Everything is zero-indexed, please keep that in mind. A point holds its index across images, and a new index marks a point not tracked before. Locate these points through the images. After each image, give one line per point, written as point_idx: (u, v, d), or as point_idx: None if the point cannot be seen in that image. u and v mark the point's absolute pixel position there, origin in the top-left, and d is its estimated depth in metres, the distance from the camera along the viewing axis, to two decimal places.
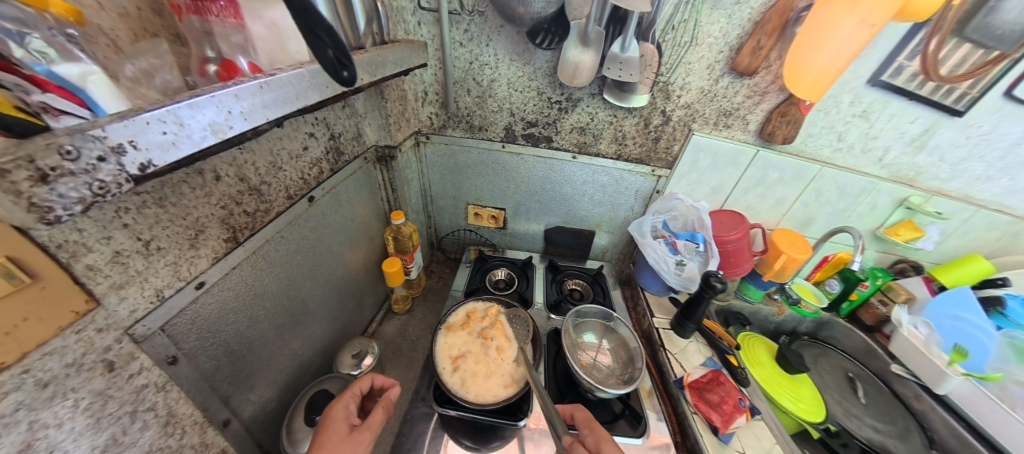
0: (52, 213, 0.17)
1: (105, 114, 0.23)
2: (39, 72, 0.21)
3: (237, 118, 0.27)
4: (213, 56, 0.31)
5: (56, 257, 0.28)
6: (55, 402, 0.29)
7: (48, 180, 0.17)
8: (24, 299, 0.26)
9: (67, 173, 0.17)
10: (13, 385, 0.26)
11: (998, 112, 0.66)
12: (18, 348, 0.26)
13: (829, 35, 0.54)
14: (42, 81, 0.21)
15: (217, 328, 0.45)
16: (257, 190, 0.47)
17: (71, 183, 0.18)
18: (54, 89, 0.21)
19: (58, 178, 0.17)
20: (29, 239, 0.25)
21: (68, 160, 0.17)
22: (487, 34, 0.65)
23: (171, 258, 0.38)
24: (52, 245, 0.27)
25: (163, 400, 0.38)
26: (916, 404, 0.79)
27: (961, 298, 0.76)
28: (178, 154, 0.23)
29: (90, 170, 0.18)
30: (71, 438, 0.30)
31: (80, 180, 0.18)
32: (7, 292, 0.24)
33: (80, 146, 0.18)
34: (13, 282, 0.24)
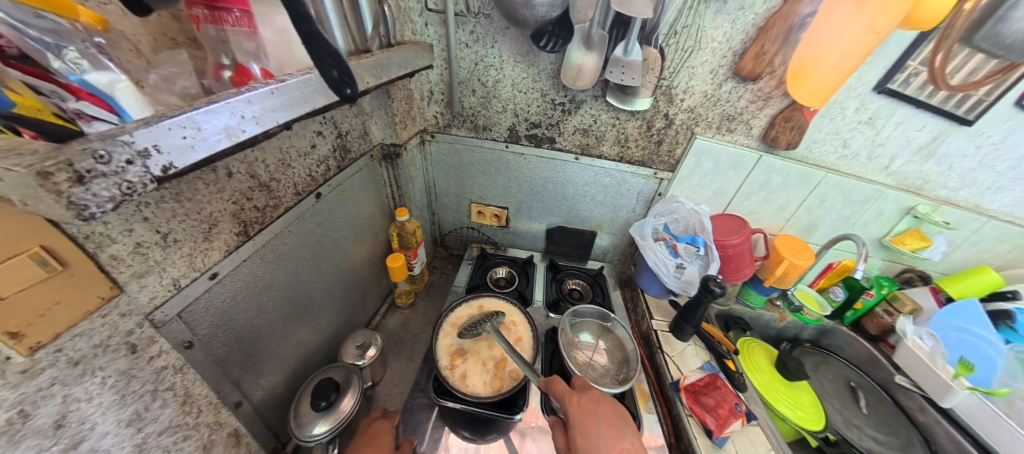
0: (87, 211, 0.19)
1: (131, 118, 0.25)
2: (73, 80, 0.23)
3: (248, 122, 0.28)
4: (228, 63, 0.34)
5: (83, 247, 0.30)
6: (84, 379, 0.32)
7: (84, 181, 0.19)
8: (52, 286, 0.28)
9: (100, 175, 0.19)
10: (46, 363, 0.29)
11: (1010, 121, 0.65)
12: (53, 329, 0.29)
13: (833, 41, 0.53)
14: (75, 89, 0.23)
15: (229, 316, 0.47)
16: (267, 187, 0.49)
17: (103, 184, 0.20)
18: (86, 97, 0.23)
19: (92, 179, 0.19)
20: (58, 229, 0.28)
21: (101, 164, 0.19)
22: (492, 36, 0.66)
23: (187, 249, 0.40)
24: (81, 236, 0.30)
25: (181, 382, 0.41)
26: (920, 416, 0.78)
27: (967, 310, 0.74)
28: (196, 156, 0.25)
29: (119, 172, 0.20)
30: (100, 411, 0.33)
31: (110, 181, 0.20)
32: (38, 278, 0.27)
33: (110, 150, 0.20)
34: (45, 269, 0.27)
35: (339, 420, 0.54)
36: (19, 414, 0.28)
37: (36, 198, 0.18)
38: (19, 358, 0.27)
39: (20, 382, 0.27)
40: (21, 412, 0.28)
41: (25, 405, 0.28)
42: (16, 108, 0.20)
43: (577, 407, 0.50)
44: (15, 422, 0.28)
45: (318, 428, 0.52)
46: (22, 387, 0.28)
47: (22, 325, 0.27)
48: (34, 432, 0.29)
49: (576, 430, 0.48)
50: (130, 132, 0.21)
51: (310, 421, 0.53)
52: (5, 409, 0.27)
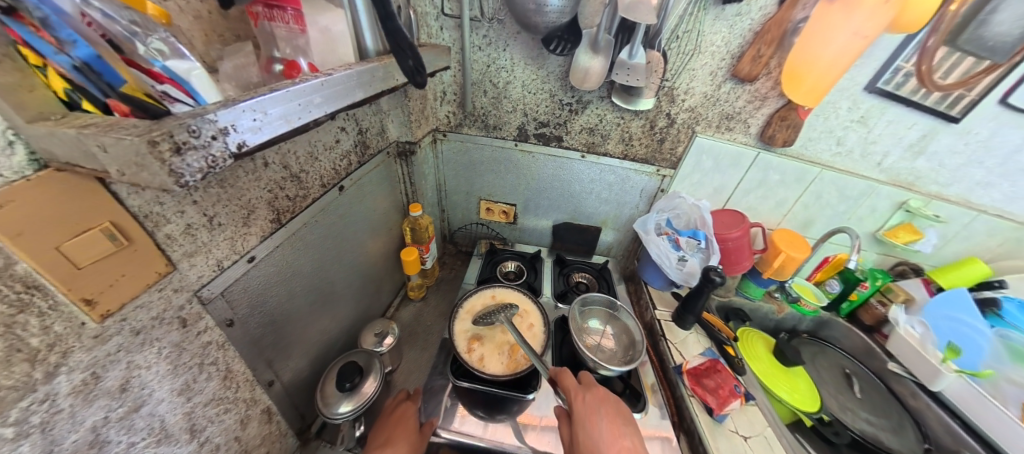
0: (183, 178, 0.23)
1: (205, 102, 0.28)
2: (156, 66, 0.25)
3: (303, 110, 0.32)
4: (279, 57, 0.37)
5: (144, 225, 0.33)
6: (145, 348, 0.35)
7: (181, 152, 0.22)
8: (121, 259, 0.31)
9: (192, 148, 0.22)
10: (113, 331, 0.32)
11: (996, 119, 0.69)
12: (121, 298, 0.32)
13: (826, 44, 0.57)
14: (158, 74, 0.26)
15: (263, 299, 0.50)
16: (297, 178, 0.52)
17: (194, 156, 0.23)
18: (168, 82, 0.26)
19: (187, 150, 0.22)
20: (124, 207, 0.31)
21: (193, 138, 0.22)
22: (504, 40, 0.70)
23: (229, 233, 0.43)
24: (141, 214, 0.33)
25: (223, 357, 0.44)
26: (912, 401, 0.82)
27: (959, 300, 0.79)
28: (261, 137, 0.28)
29: (206, 146, 0.23)
30: (157, 379, 0.36)
31: (199, 154, 0.23)
32: (108, 251, 0.30)
33: (200, 126, 0.23)
34: (113, 242, 0.30)
35: (362, 401, 0.56)
36: (92, 376, 0.31)
37: (142, 165, 0.21)
38: (92, 324, 0.30)
39: (93, 346, 0.31)
40: (94, 374, 0.31)
41: (96, 368, 0.31)
42: (126, 85, 0.25)
43: (581, 403, 0.52)
44: (88, 382, 0.31)
45: (342, 408, 0.55)
46: (95, 351, 0.31)
47: (96, 292, 0.30)
48: (104, 393, 0.32)
49: (580, 425, 0.50)
50: (215, 112, 0.24)
51: (336, 401, 0.56)
52: (81, 370, 0.30)
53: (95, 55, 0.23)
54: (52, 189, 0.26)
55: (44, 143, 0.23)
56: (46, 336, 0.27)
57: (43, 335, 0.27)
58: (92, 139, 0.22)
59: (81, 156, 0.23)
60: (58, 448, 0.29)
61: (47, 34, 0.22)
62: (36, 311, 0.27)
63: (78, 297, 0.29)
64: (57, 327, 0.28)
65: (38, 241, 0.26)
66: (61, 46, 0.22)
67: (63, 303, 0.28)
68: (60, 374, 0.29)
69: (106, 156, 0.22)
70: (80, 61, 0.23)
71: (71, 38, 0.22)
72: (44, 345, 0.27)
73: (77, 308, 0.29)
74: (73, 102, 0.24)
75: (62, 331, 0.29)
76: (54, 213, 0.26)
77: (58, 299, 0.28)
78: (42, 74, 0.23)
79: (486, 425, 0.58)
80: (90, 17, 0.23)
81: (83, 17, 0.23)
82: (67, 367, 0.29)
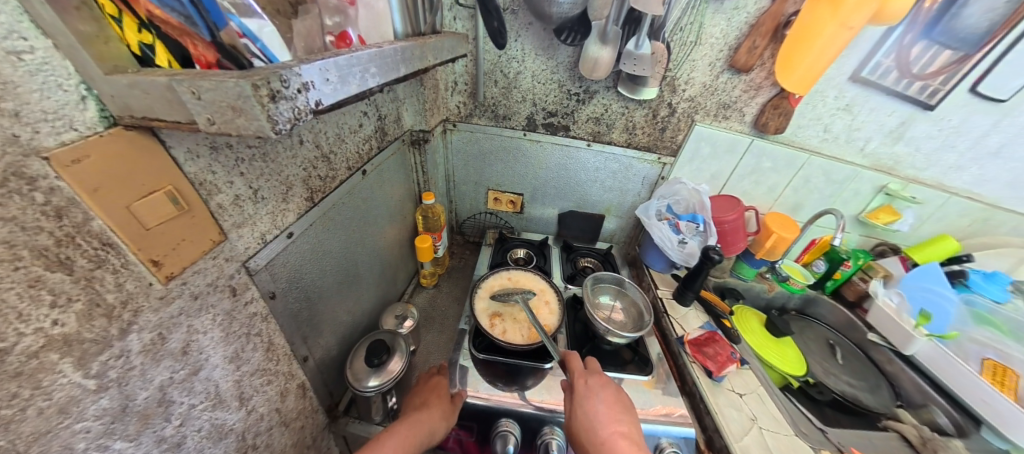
0: (278, 125, 0.25)
1: (276, 61, 0.30)
2: (236, 23, 0.27)
3: (362, 77, 0.34)
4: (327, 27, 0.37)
5: (200, 193, 0.35)
6: (202, 313, 0.37)
7: (275, 100, 0.24)
8: (181, 223, 0.33)
9: (284, 97, 0.25)
10: (176, 293, 0.34)
11: (967, 106, 0.77)
12: (182, 263, 0.34)
13: (815, 37, 0.63)
14: (237, 30, 0.27)
15: (300, 275, 0.52)
16: (327, 158, 0.54)
17: (286, 106, 0.25)
18: (247, 38, 0.27)
19: (280, 100, 0.24)
20: (182, 171, 0.33)
21: (285, 88, 0.24)
22: (516, 31, 0.73)
23: (271, 207, 0.45)
24: (197, 182, 0.34)
25: (267, 329, 0.46)
26: (888, 366, 0.90)
27: (932, 273, 0.87)
28: (332, 98, 0.31)
29: (293, 98, 0.26)
30: (211, 345, 0.38)
31: (289, 104, 0.25)
32: (171, 214, 0.32)
33: (289, 78, 0.25)
34: (175, 206, 0.32)
35: (389, 377, 0.59)
36: (159, 336, 0.33)
37: (242, 108, 0.23)
38: (158, 285, 0.32)
39: (160, 308, 0.32)
40: (160, 335, 0.33)
41: (162, 329, 0.33)
42: (224, 30, 0.26)
43: (583, 384, 0.55)
44: (156, 342, 0.33)
45: (370, 383, 0.57)
46: (161, 312, 0.33)
47: (161, 255, 0.31)
48: (169, 354, 0.34)
49: (578, 400, 0.54)
50: (299, 66, 0.26)
51: (365, 376, 0.58)
52: (150, 329, 0.32)
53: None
54: (127, 146, 0.28)
55: (123, 95, 0.26)
56: (120, 293, 0.29)
57: (118, 291, 0.29)
58: (184, 85, 0.24)
59: (168, 106, 0.25)
60: (131, 403, 0.31)
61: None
62: (111, 267, 0.28)
63: (147, 258, 0.30)
64: (129, 286, 0.30)
65: (110, 199, 0.27)
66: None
67: (133, 263, 0.30)
68: (132, 333, 0.30)
69: (199, 103, 0.24)
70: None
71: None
72: (119, 302, 0.29)
73: (145, 268, 0.31)
74: (147, 57, 0.27)
75: (133, 290, 0.30)
76: (127, 172, 0.28)
77: (129, 258, 0.29)
78: (117, 24, 0.25)
79: (501, 391, 0.61)
80: None
81: None
82: (138, 326, 0.31)
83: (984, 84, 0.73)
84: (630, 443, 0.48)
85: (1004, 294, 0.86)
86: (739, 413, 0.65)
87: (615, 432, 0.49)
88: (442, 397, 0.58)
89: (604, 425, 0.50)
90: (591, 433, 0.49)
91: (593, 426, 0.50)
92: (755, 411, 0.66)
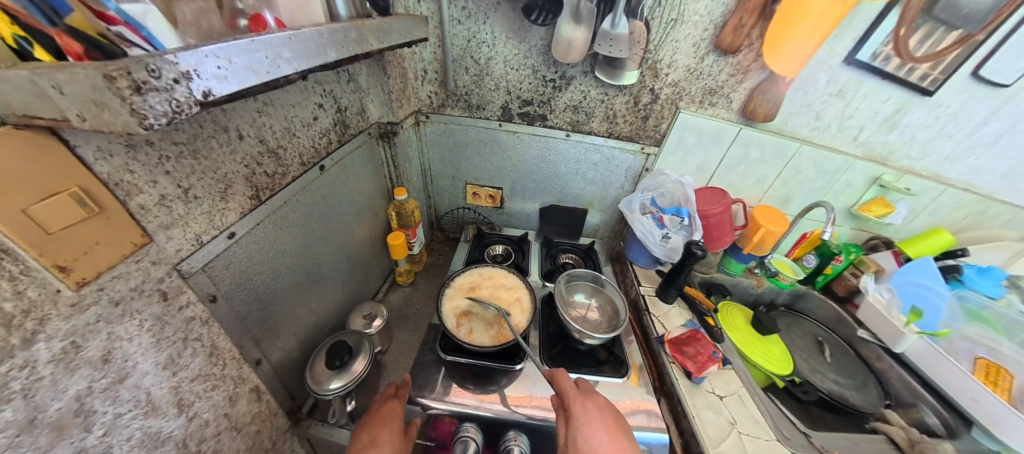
0: (147, 121, 0.22)
1: (164, 49, 0.26)
2: (111, 8, 0.23)
3: (272, 64, 0.30)
4: (241, 9, 0.34)
5: (115, 193, 0.32)
6: (125, 319, 0.34)
7: (141, 91, 0.21)
8: (93, 227, 0.30)
9: (154, 89, 0.21)
10: (92, 300, 0.31)
11: (965, 92, 0.73)
12: (97, 267, 0.31)
13: (805, 14, 0.59)
14: (113, 17, 0.24)
15: (247, 276, 0.50)
16: (275, 154, 0.51)
17: (156, 98, 0.21)
18: (124, 25, 0.24)
19: (147, 91, 0.21)
20: (92, 173, 0.30)
21: (153, 77, 0.21)
22: (484, 12, 0.69)
23: (206, 207, 0.42)
24: (110, 182, 0.31)
25: (208, 334, 0.44)
26: (876, 363, 0.88)
27: (924, 268, 0.85)
28: (228, 88, 0.27)
29: (168, 89, 0.22)
30: (140, 351, 0.36)
31: (162, 97, 0.22)
32: (79, 217, 0.29)
33: (161, 67, 0.21)
34: (82, 208, 0.29)
35: (353, 378, 0.56)
36: (72, 345, 0.30)
37: (103, 103, 0.20)
38: (68, 291, 0.29)
39: (71, 315, 0.30)
40: (73, 343, 0.30)
41: (76, 337, 0.30)
42: (74, 17, 0.23)
43: (581, 409, 0.50)
44: (69, 351, 0.30)
45: (333, 384, 0.55)
46: (73, 319, 0.30)
47: (70, 259, 0.29)
48: (86, 363, 0.31)
49: (575, 427, 0.49)
50: (174, 52, 0.22)
51: (325, 378, 0.55)
52: (60, 338, 0.29)
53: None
54: (20, 144, 0.25)
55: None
56: (21, 301, 0.26)
57: (18, 300, 0.26)
58: (47, 79, 0.21)
59: (39, 103, 0.22)
60: (42, 415, 0.28)
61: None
62: (8, 275, 0.25)
63: (51, 263, 0.28)
64: (31, 293, 0.27)
65: (2, 202, 0.24)
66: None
67: (35, 268, 0.27)
68: (39, 341, 0.28)
69: (63, 98, 0.21)
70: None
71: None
72: (20, 311, 0.26)
73: (51, 274, 0.28)
74: (23, 52, 0.23)
75: (36, 297, 0.27)
76: (19, 172, 0.25)
77: (29, 264, 0.27)
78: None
79: (481, 400, 0.58)
80: None
81: None
82: (46, 334, 0.28)
83: (986, 68, 0.70)
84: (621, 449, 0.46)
85: (996, 290, 0.85)
86: (718, 416, 0.62)
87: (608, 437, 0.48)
88: (393, 415, 0.52)
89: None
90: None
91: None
92: (734, 414, 0.63)
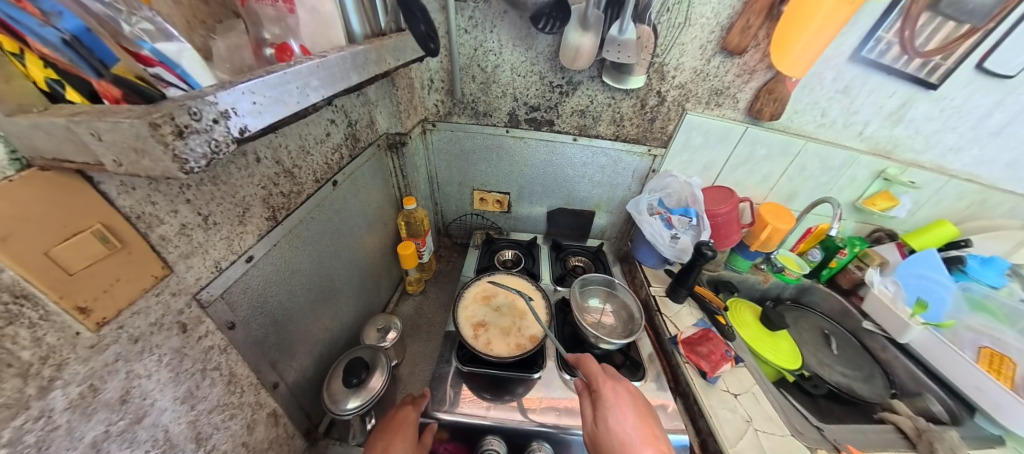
0: (188, 164, 0.21)
1: (198, 86, 0.26)
2: (145, 48, 0.23)
3: (301, 94, 0.31)
4: (268, 39, 0.37)
5: (135, 226, 0.32)
6: (144, 355, 0.34)
7: (183, 135, 0.20)
8: (116, 262, 0.30)
9: (195, 131, 0.21)
10: (111, 339, 0.31)
11: (970, 85, 0.74)
12: (116, 305, 0.31)
13: (810, 16, 0.59)
14: (148, 57, 0.23)
15: (263, 299, 0.50)
16: (291, 173, 0.51)
17: (197, 140, 0.21)
18: (159, 65, 0.24)
19: (189, 134, 0.21)
20: (114, 207, 0.30)
21: (195, 120, 0.21)
22: (490, 20, 0.69)
23: (225, 232, 0.42)
24: (132, 215, 0.31)
25: (225, 362, 0.44)
26: (882, 354, 0.90)
27: (928, 260, 0.88)
28: (262, 122, 0.27)
29: (208, 130, 0.22)
30: (158, 387, 0.36)
31: (202, 138, 0.22)
32: (101, 254, 0.29)
33: (201, 109, 0.22)
34: (105, 245, 0.29)
35: (370, 395, 0.57)
36: (89, 388, 0.30)
37: (145, 150, 0.20)
38: (87, 333, 0.29)
39: (90, 357, 0.29)
40: (91, 386, 0.30)
41: (94, 380, 0.30)
42: (118, 65, 0.23)
43: (610, 391, 0.53)
44: (87, 395, 0.30)
45: (350, 404, 0.55)
46: (92, 361, 0.30)
47: (90, 300, 0.28)
48: (104, 405, 0.31)
49: (603, 409, 0.51)
50: (214, 93, 0.22)
51: (342, 398, 0.56)
52: (78, 383, 0.29)
53: (84, 28, 0.21)
54: (46, 188, 0.25)
55: (28, 136, 0.22)
56: (39, 349, 0.26)
57: (36, 347, 0.26)
58: (84, 125, 0.20)
59: (73, 148, 0.22)
60: None
61: (28, 6, 0.20)
62: (27, 322, 0.25)
63: (71, 305, 0.27)
64: (49, 339, 0.27)
65: (23, 247, 0.24)
66: (46, 19, 0.20)
67: (55, 313, 0.27)
68: (55, 389, 0.27)
69: (102, 144, 0.21)
70: (69, 33, 0.21)
71: (55, 10, 0.20)
72: (38, 359, 0.26)
73: (71, 317, 0.28)
74: (57, 92, 0.23)
75: (55, 343, 0.27)
76: (43, 217, 0.25)
77: (49, 309, 0.26)
78: (20, 62, 0.22)
79: (492, 406, 0.59)
80: None
81: None
82: (63, 381, 0.28)
83: (991, 60, 0.70)
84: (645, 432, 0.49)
85: (999, 280, 0.86)
86: (733, 414, 0.64)
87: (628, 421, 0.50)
88: (408, 422, 0.53)
89: (640, 441, 0.47)
90: (626, 447, 0.46)
91: (627, 440, 0.47)
92: (750, 412, 0.65)
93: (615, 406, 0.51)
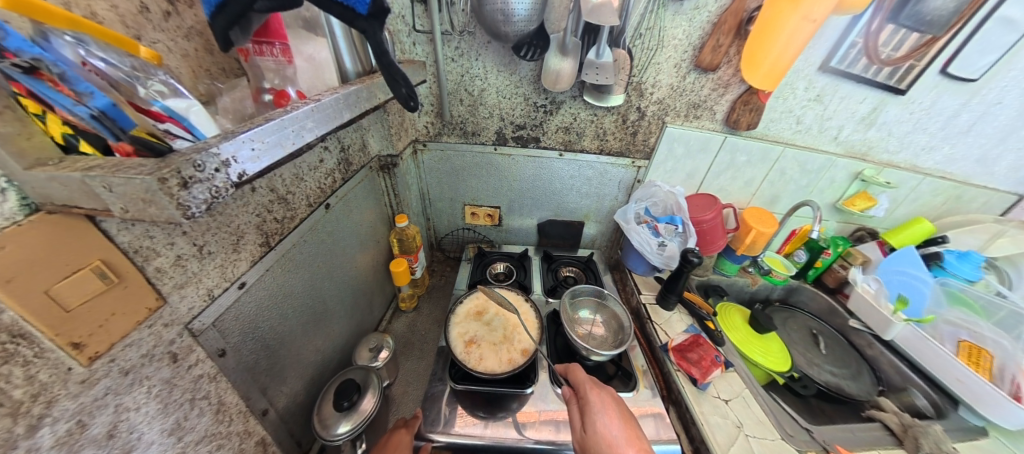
0: (189, 210, 0.23)
1: (203, 136, 0.29)
2: (158, 106, 0.27)
3: (297, 135, 0.33)
4: (268, 88, 0.41)
5: (133, 260, 0.33)
6: (134, 388, 0.35)
7: (188, 186, 0.23)
8: (111, 297, 0.32)
9: (198, 181, 0.23)
10: (102, 373, 0.32)
11: (935, 89, 0.79)
12: (109, 339, 0.32)
13: (777, 32, 0.62)
14: (158, 113, 0.27)
15: (255, 324, 0.51)
16: (285, 199, 0.53)
17: (199, 189, 0.23)
18: (170, 120, 0.27)
19: (193, 184, 0.23)
20: (114, 243, 0.31)
21: (198, 171, 0.23)
22: (476, 50, 0.72)
23: (219, 260, 0.43)
24: (130, 250, 0.33)
25: (215, 390, 0.45)
26: (868, 350, 0.93)
27: (907, 256, 0.92)
28: (260, 165, 0.29)
29: (210, 177, 0.24)
30: (146, 420, 0.36)
31: (205, 186, 0.24)
32: (99, 290, 0.30)
33: (206, 160, 0.24)
34: (102, 281, 0.30)
35: (361, 419, 0.57)
36: (78, 424, 0.31)
37: (151, 200, 0.22)
38: (79, 368, 0.30)
39: (80, 392, 0.30)
40: (79, 422, 0.31)
41: (82, 415, 0.31)
42: (136, 128, 0.25)
43: (596, 396, 0.56)
44: (74, 432, 0.30)
45: (341, 428, 0.56)
46: (82, 397, 0.31)
47: (84, 336, 0.30)
48: (90, 442, 0.32)
49: (590, 413, 0.54)
50: (218, 145, 0.25)
51: (334, 422, 0.56)
52: (67, 419, 0.30)
53: (111, 104, 0.24)
54: (49, 232, 0.27)
55: (41, 186, 0.24)
56: (30, 386, 0.27)
57: (28, 385, 0.27)
58: (98, 179, 0.22)
59: (85, 197, 0.24)
60: None
61: (64, 88, 0.23)
62: (21, 360, 0.26)
63: (66, 341, 0.29)
64: (42, 376, 0.28)
65: (21, 290, 0.25)
66: (77, 97, 0.23)
67: (49, 349, 0.28)
68: (44, 426, 0.28)
69: (112, 194, 0.22)
70: (97, 109, 0.24)
71: (89, 90, 0.23)
72: (28, 396, 0.27)
73: (64, 353, 0.29)
74: (71, 146, 0.25)
75: (47, 379, 0.28)
76: (40, 262, 0.27)
77: (44, 345, 0.28)
78: (41, 121, 0.24)
79: (487, 424, 0.60)
80: (91, 64, 0.25)
81: (84, 64, 0.24)
82: (52, 418, 0.29)
83: (953, 65, 0.75)
84: (631, 434, 0.50)
85: (975, 273, 0.91)
86: (725, 419, 0.65)
87: (612, 419, 0.52)
88: (401, 447, 0.54)
89: (625, 442, 0.49)
90: (612, 448, 0.48)
91: (613, 441, 0.49)
92: (741, 417, 0.66)
93: (598, 403, 0.54)
